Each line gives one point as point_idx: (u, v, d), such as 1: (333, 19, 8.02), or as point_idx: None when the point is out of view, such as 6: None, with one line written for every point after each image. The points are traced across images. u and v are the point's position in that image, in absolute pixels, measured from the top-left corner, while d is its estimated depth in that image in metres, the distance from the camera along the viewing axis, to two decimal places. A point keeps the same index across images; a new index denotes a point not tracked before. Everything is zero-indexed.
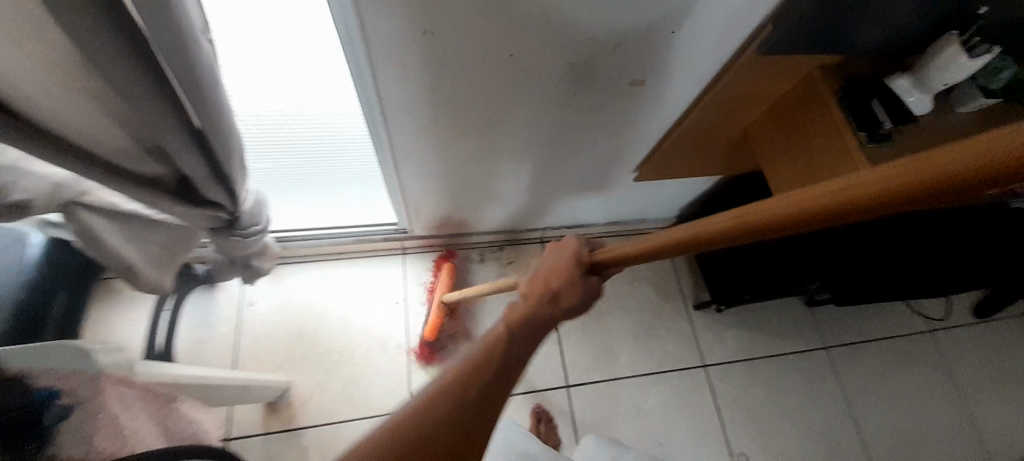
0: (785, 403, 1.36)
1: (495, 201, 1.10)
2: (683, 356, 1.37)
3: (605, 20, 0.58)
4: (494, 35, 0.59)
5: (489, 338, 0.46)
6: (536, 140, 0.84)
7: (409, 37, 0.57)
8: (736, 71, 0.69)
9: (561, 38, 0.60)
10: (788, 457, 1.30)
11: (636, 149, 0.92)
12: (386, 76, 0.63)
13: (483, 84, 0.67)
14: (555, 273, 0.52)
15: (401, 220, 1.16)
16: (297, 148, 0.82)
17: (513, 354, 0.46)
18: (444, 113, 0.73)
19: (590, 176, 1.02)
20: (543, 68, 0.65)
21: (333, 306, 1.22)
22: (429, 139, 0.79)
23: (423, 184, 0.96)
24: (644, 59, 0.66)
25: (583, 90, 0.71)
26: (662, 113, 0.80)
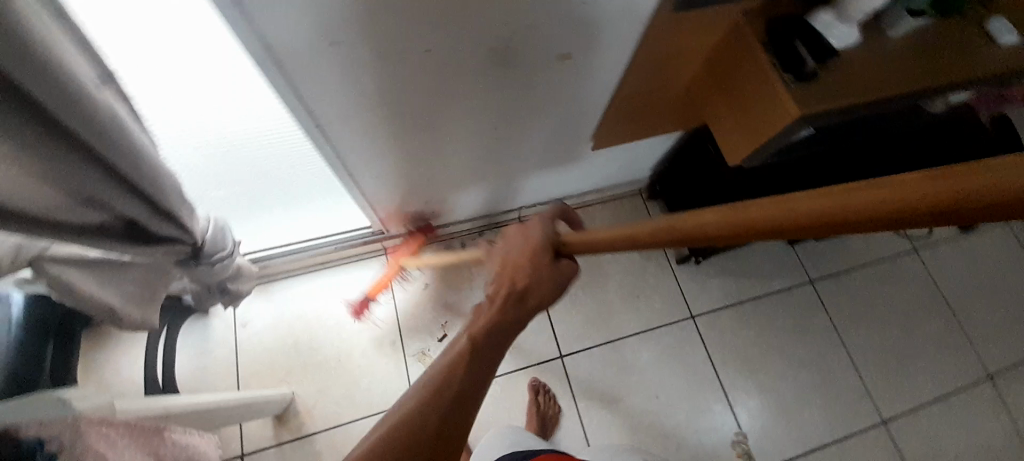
0: (776, 341, 1.39)
1: (461, 190, 1.10)
2: (672, 310, 1.40)
3: (515, 1, 0.58)
4: (403, 32, 0.58)
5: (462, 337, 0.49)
6: (481, 127, 0.84)
7: (321, 47, 0.57)
8: (660, 30, 0.69)
9: (471, 24, 0.60)
10: (783, 392, 1.34)
11: (586, 119, 0.92)
12: (310, 90, 0.64)
13: (408, 82, 0.68)
14: (518, 271, 0.56)
15: (373, 222, 1.17)
16: (246, 168, 0.83)
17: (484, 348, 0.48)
18: (379, 115, 0.73)
19: (548, 153, 1.03)
20: (464, 56, 0.65)
21: (325, 314, 1.25)
22: (375, 141, 0.80)
23: (382, 185, 0.96)
24: (566, 31, 0.66)
25: (511, 71, 0.71)
26: (600, 81, 0.80)
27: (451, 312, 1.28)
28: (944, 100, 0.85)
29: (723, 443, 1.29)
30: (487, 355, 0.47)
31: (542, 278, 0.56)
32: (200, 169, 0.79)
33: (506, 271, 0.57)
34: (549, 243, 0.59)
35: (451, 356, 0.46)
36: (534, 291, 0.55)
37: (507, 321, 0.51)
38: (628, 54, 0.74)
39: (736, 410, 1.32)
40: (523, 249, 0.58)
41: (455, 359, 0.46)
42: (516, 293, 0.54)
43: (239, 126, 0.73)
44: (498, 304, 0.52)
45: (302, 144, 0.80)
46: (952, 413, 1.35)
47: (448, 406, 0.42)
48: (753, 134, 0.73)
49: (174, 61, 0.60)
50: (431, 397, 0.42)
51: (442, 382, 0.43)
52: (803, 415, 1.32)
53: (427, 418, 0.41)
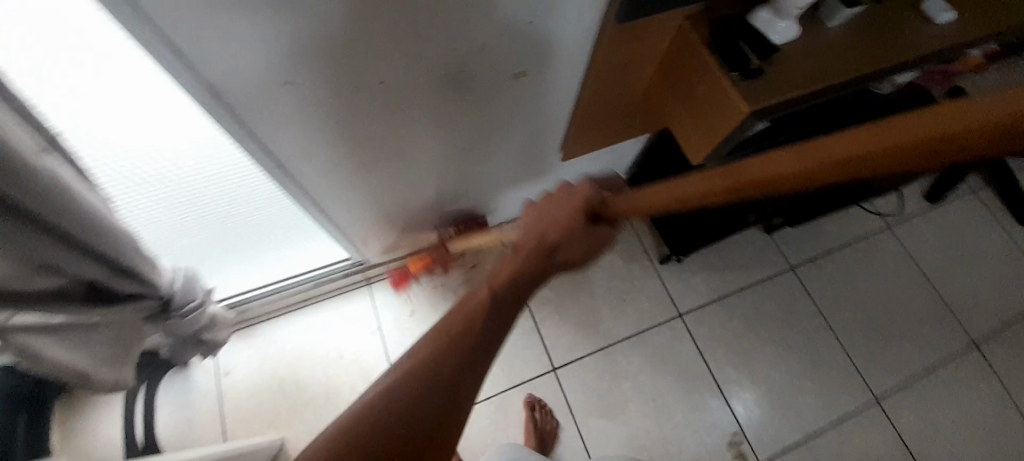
0: (764, 331, 1.40)
1: (436, 213, 1.10)
2: (659, 311, 1.41)
3: (460, 27, 0.59)
4: (352, 66, 0.59)
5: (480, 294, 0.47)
6: (447, 150, 0.84)
7: (271, 88, 0.57)
8: (609, 43, 0.71)
9: (418, 53, 0.60)
10: (776, 381, 1.35)
11: (550, 132, 0.93)
12: (266, 132, 0.63)
13: (365, 114, 0.68)
14: (552, 226, 0.56)
15: (352, 254, 1.15)
16: (207, 207, 0.80)
17: (499, 314, 0.46)
18: (341, 148, 0.73)
19: (519, 168, 1.03)
20: (418, 84, 0.66)
21: (311, 352, 1.22)
22: (341, 174, 0.79)
23: (354, 218, 0.96)
24: (518, 50, 0.67)
25: (467, 94, 0.72)
26: (559, 96, 0.82)
27: (446, 286, 1.30)
28: (892, 82, 0.88)
29: (722, 439, 1.28)
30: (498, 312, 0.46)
31: (569, 240, 0.56)
32: (160, 222, 0.78)
33: (538, 226, 0.56)
34: (586, 207, 0.57)
35: (468, 308, 0.45)
36: (561, 250, 0.55)
37: (524, 285, 0.51)
38: (582, 66, 0.75)
39: (733, 405, 1.32)
40: (559, 209, 0.57)
41: (473, 312, 0.45)
42: (546, 246, 0.54)
43: (198, 175, 0.72)
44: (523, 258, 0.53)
45: (262, 181, 0.78)
46: (942, 383, 1.37)
47: (457, 370, 0.42)
48: (711, 132, 0.75)
49: (123, 118, 0.59)
50: (441, 352, 0.42)
51: (458, 341, 0.43)
52: (798, 402, 1.33)
53: (434, 373, 0.41)
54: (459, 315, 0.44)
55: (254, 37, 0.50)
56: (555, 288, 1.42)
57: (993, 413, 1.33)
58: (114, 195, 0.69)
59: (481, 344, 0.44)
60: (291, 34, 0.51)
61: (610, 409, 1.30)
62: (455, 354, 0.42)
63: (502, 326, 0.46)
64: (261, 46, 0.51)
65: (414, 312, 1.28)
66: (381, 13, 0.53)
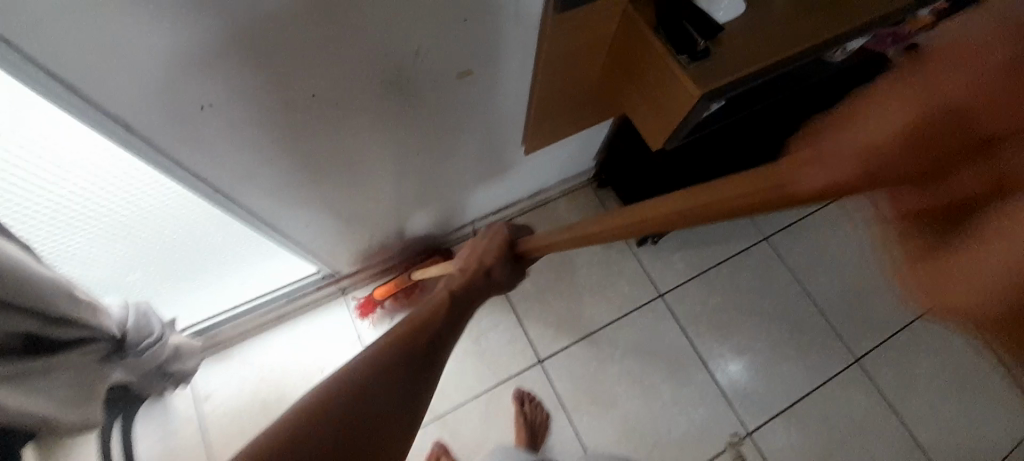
0: (744, 303, 1.42)
1: (403, 218, 1.07)
2: (640, 293, 1.41)
3: (392, 32, 0.56)
4: (279, 81, 0.55)
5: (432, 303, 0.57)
6: (402, 155, 0.82)
7: (192, 113, 0.53)
8: (555, 35, 0.68)
9: (350, 62, 0.57)
10: (760, 352, 1.37)
11: (507, 127, 0.90)
12: (197, 158, 0.60)
13: (306, 127, 0.64)
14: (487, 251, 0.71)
15: (322, 266, 1.12)
16: (150, 234, 0.78)
17: (447, 322, 0.53)
18: (286, 164, 0.70)
19: (482, 165, 1.00)
20: (357, 93, 0.63)
21: (291, 369, 1.20)
22: (292, 190, 0.76)
23: (315, 231, 0.93)
24: (459, 49, 0.64)
25: (411, 100, 0.69)
26: (511, 90, 0.79)
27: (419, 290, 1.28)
28: (846, 48, 0.86)
29: (710, 413, 1.30)
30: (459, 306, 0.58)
31: (502, 263, 0.70)
32: (90, 253, 0.75)
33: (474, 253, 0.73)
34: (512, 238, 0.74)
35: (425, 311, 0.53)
36: (497, 269, 0.69)
37: (462, 314, 0.57)
38: (529, 59, 0.73)
39: (718, 378, 1.34)
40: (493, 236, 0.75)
41: (422, 321, 0.52)
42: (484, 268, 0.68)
43: (129, 206, 0.69)
44: (468, 274, 0.67)
45: (207, 208, 0.74)
46: (918, 337, 1.40)
47: (412, 354, 0.47)
48: (666, 116, 0.74)
49: (31, 158, 0.55)
50: (397, 342, 0.48)
51: (417, 329, 0.50)
52: (782, 369, 1.35)
53: (391, 361, 0.46)
54: (412, 320, 0.51)
55: (161, 61, 0.46)
56: (535, 279, 1.41)
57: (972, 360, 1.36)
58: (32, 236, 0.66)
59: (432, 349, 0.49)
60: (201, 54, 0.48)
61: (599, 395, 1.31)
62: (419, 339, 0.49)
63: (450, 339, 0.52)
64: (168, 72, 0.48)
65: (394, 317, 1.25)
66: (298, 23, 0.50)
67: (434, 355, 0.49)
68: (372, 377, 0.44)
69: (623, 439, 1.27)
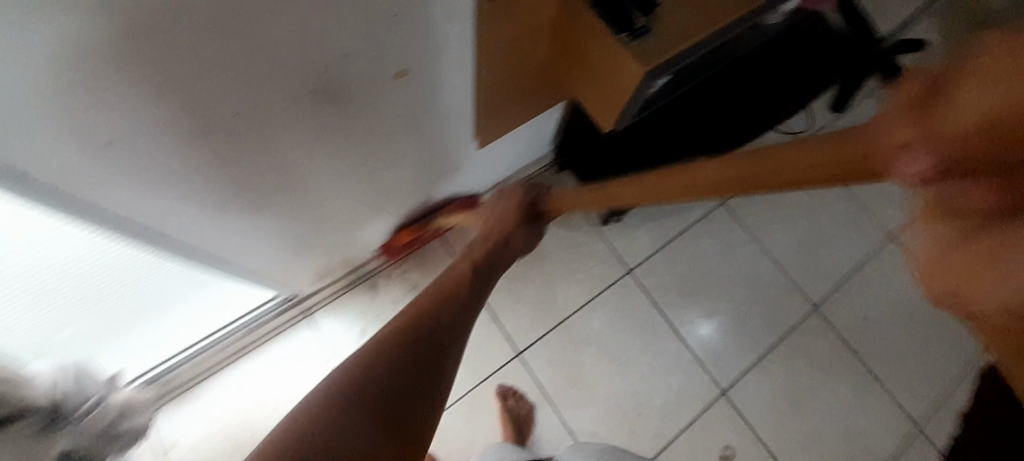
0: (708, 268, 1.46)
1: (359, 230, 1.02)
2: (609, 272, 1.42)
3: (313, 37, 0.52)
4: (193, 104, 0.50)
5: (457, 272, 0.66)
6: (347, 166, 0.77)
7: (95, 151, 0.48)
8: (491, 22, 0.66)
9: (271, 74, 0.53)
10: (728, 313, 1.42)
11: (454, 123, 0.87)
12: (110, 197, 0.54)
13: (236, 150, 0.59)
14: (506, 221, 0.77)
15: (276, 291, 1.04)
16: (76, 284, 0.71)
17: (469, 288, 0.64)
18: (218, 191, 0.64)
19: (434, 164, 0.96)
20: (287, 108, 0.58)
21: (262, 402, 1.13)
22: (230, 219, 0.71)
23: (265, 256, 0.87)
24: (392, 49, 0.60)
25: (348, 108, 0.65)
26: (453, 86, 0.76)
27: (387, 300, 1.23)
28: (779, 10, 0.86)
29: (688, 379, 1.35)
30: (479, 277, 0.67)
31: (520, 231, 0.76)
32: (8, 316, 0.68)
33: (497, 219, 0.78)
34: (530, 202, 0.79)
35: (447, 281, 0.63)
36: (516, 239, 0.75)
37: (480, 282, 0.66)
38: (467, 51, 0.70)
39: (691, 344, 1.38)
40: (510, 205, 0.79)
41: (447, 290, 0.62)
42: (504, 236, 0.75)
43: (42, 260, 0.62)
44: (487, 246, 0.72)
45: (138, 249, 0.68)
46: (868, 277, 1.49)
47: (439, 322, 0.58)
48: (615, 97, 0.73)
49: None
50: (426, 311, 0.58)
51: (443, 296, 0.61)
52: (749, 327, 1.41)
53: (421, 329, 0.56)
54: (439, 288, 0.62)
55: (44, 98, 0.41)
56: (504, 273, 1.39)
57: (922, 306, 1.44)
58: None
59: (457, 316, 0.60)
60: (87, 81, 0.42)
61: (580, 377, 1.32)
62: (439, 312, 0.59)
63: (469, 305, 0.62)
64: (55, 110, 0.42)
65: (365, 331, 1.21)
66: (200, 38, 0.44)
67: (457, 323, 0.59)
68: (406, 339, 0.55)
69: (607, 417, 1.30)
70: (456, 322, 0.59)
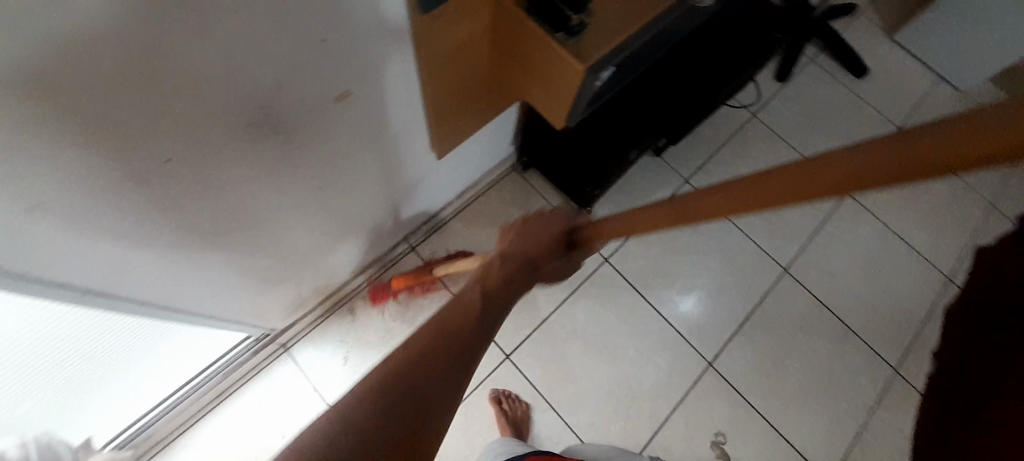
0: (680, 246, 1.49)
1: (326, 256, 1.00)
2: (585, 263, 1.43)
3: (241, 70, 0.50)
4: (120, 155, 0.48)
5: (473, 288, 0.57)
6: (302, 196, 0.76)
7: (21, 220, 0.46)
8: (428, 35, 0.65)
9: (200, 113, 0.50)
10: (705, 287, 1.45)
11: (408, 137, 0.85)
12: (45, 262, 0.52)
13: (175, 195, 0.57)
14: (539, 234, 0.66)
15: (248, 331, 1.01)
16: (26, 357, 0.68)
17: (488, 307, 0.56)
18: (163, 239, 0.61)
19: (393, 180, 0.95)
20: (225, 146, 0.56)
21: (249, 447, 1.10)
22: (184, 267, 0.68)
23: (230, 298, 0.84)
24: (327, 72, 0.59)
25: (291, 137, 0.63)
26: (401, 101, 0.75)
27: (368, 322, 1.21)
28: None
29: (676, 357, 1.37)
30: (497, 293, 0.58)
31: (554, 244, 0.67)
32: None
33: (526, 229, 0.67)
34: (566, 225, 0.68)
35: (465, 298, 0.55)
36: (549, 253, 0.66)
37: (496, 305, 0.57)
38: (408, 63, 0.68)
39: (674, 322, 1.40)
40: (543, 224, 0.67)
41: (466, 307, 0.54)
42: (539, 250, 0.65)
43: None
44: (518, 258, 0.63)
45: (85, 310, 0.65)
46: (833, 235, 1.54)
47: (454, 344, 0.50)
48: (562, 96, 0.73)
49: None
50: (439, 332, 0.50)
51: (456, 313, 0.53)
52: (727, 298, 1.44)
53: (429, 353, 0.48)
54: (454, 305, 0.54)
55: None
56: None
57: (885, 255, 1.50)
58: None
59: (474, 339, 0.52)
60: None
61: (571, 371, 1.34)
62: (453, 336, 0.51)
63: (485, 326, 0.54)
64: None
65: (348, 356, 1.18)
66: (113, 83, 0.42)
67: (472, 347, 0.51)
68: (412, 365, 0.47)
69: (602, 405, 1.32)
70: (469, 345, 0.51)
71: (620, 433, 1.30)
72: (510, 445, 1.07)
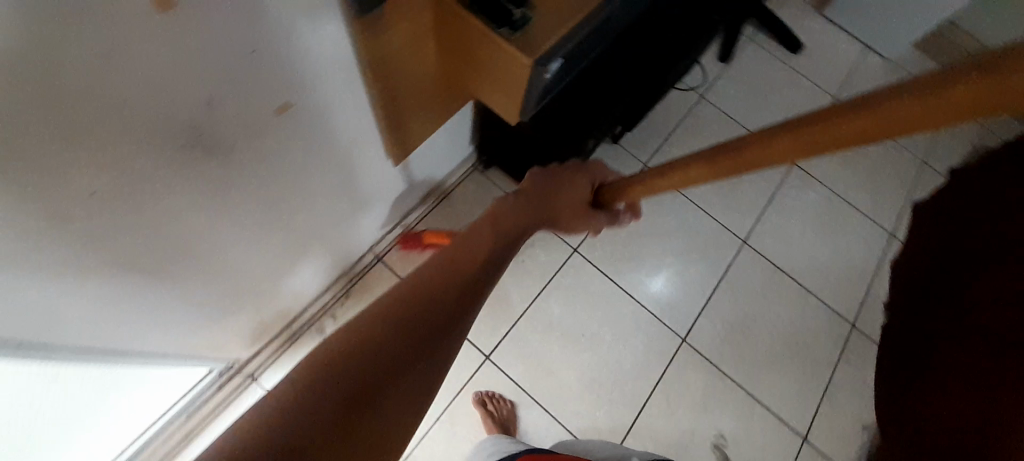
0: (645, 229, 1.52)
1: (286, 277, 0.96)
2: (555, 255, 1.44)
3: (163, 89, 0.46)
4: (39, 198, 0.44)
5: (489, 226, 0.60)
6: (251, 218, 0.72)
7: None
8: (367, 38, 0.64)
9: (124, 140, 0.47)
10: (672, 267, 1.49)
11: (360, 146, 0.83)
12: None
13: (108, 230, 0.53)
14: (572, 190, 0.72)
15: (210, 365, 0.97)
16: None
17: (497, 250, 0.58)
18: (101, 280, 0.57)
19: (349, 192, 0.92)
20: (159, 172, 0.52)
21: None
22: (126, 306, 0.64)
23: (183, 333, 0.80)
24: (262, 84, 0.56)
25: (231, 155, 0.60)
26: (347, 108, 0.72)
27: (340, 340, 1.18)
28: None
29: (651, 337, 1.41)
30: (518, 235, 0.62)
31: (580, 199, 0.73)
32: None
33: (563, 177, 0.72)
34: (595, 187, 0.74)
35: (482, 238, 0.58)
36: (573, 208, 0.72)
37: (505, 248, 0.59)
38: (349, 68, 0.66)
39: (646, 303, 1.44)
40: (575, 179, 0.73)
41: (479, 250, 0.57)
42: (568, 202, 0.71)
43: None
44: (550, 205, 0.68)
45: (21, 366, 0.60)
46: (786, 203, 1.61)
47: (463, 283, 0.53)
48: (512, 91, 0.73)
49: None
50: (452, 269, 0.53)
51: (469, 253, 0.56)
52: (693, 274, 1.49)
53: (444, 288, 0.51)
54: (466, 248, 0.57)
55: None
56: None
57: (834, 218, 1.59)
58: None
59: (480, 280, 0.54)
60: None
61: (551, 363, 1.34)
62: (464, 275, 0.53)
63: (493, 270, 0.56)
64: None
65: None
66: (21, 121, 0.38)
67: (477, 288, 0.54)
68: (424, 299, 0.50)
69: (585, 393, 1.34)
70: (476, 284, 0.54)
71: (605, 418, 1.32)
72: (501, 441, 1.08)
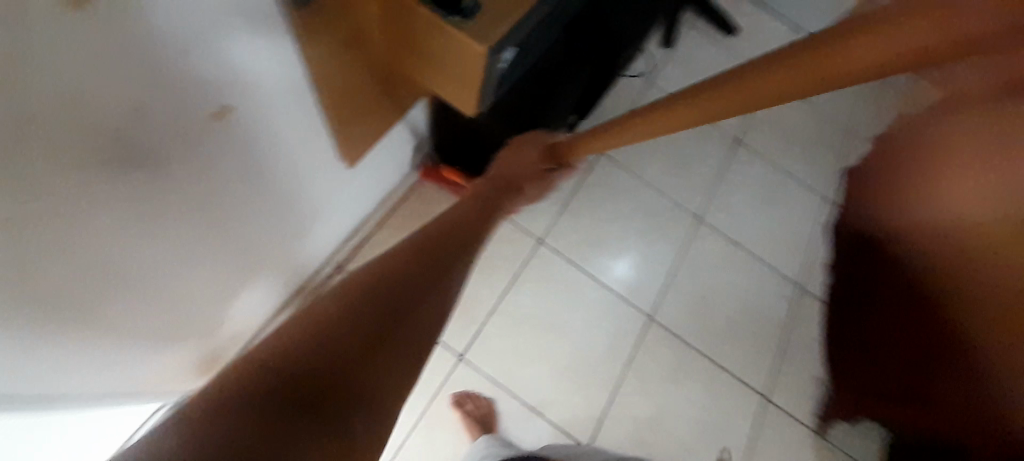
0: (607, 214, 1.54)
1: (237, 295, 0.90)
2: (520, 247, 1.44)
3: (78, 98, 0.41)
4: None
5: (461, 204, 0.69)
6: (192, 237, 0.66)
7: None
8: (308, 34, 0.60)
9: (41, 162, 0.41)
10: (635, 249, 1.52)
11: (308, 149, 0.78)
12: None
13: (28, 265, 0.46)
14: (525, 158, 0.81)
15: (160, 399, 0.89)
16: None
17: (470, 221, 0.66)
18: (23, 322, 0.50)
19: (299, 198, 0.87)
20: (85, 192, 0.47)
21: None
22: (59, 354, 0.57)
23: (126, 371, 0.73)
24: (195, 89, 0.51)
25: (166, 167, 0.54)
26: (290, 109, 0.68)
27: None
28: None
29: (620, 320, 1.44)
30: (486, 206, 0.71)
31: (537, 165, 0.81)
32: None
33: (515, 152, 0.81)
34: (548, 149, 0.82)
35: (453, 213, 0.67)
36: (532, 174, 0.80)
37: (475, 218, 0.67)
38: (290, 66, 0.62)
39: (612, 287, 1.46)
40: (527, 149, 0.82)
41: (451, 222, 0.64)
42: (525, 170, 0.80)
43: None
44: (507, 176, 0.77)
45: None
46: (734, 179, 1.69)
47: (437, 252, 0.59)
48: (468, 82, 0.71)
49: None
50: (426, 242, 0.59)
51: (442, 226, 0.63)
52: (656, 254, 1.53)
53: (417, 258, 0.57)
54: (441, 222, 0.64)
55: None
56: None
57: (778, 190, 1.68)
58: None
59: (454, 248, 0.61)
60: None
61: (525, 356, 1.35)
62: (436, 246, 0.60)
63: (466, 239, 0.63)
64: None
65: None
66: None
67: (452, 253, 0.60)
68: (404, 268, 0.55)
69: (561, 381, 1.35)
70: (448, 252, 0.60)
71: (582, 404, 1.34)
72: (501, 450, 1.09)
